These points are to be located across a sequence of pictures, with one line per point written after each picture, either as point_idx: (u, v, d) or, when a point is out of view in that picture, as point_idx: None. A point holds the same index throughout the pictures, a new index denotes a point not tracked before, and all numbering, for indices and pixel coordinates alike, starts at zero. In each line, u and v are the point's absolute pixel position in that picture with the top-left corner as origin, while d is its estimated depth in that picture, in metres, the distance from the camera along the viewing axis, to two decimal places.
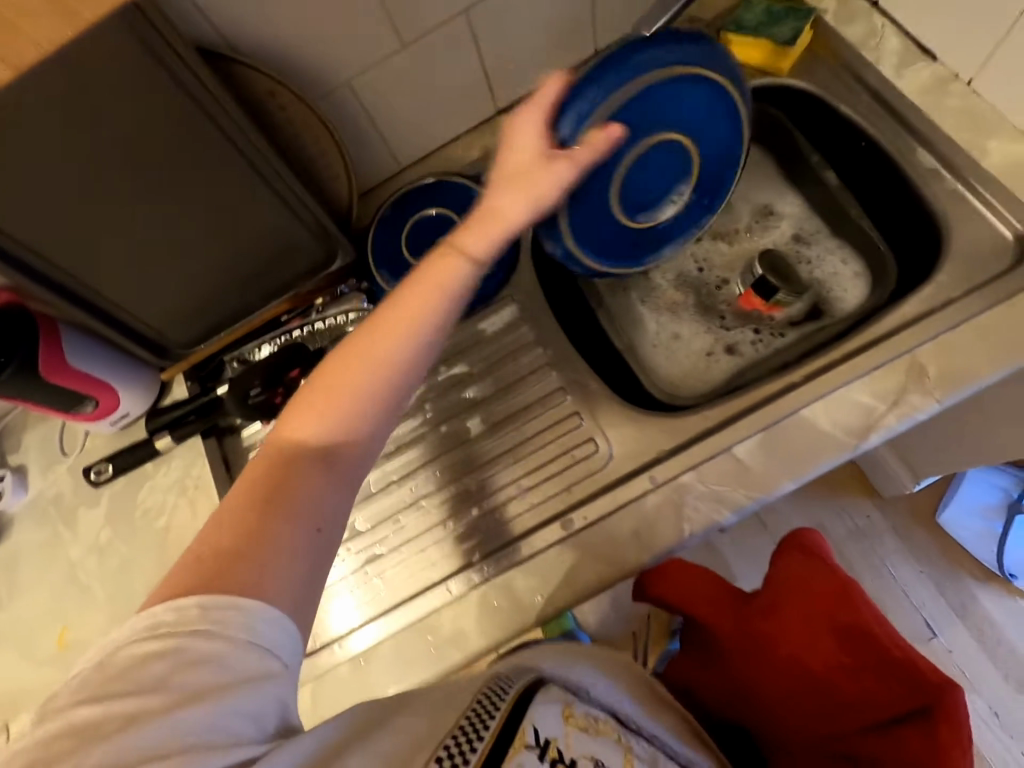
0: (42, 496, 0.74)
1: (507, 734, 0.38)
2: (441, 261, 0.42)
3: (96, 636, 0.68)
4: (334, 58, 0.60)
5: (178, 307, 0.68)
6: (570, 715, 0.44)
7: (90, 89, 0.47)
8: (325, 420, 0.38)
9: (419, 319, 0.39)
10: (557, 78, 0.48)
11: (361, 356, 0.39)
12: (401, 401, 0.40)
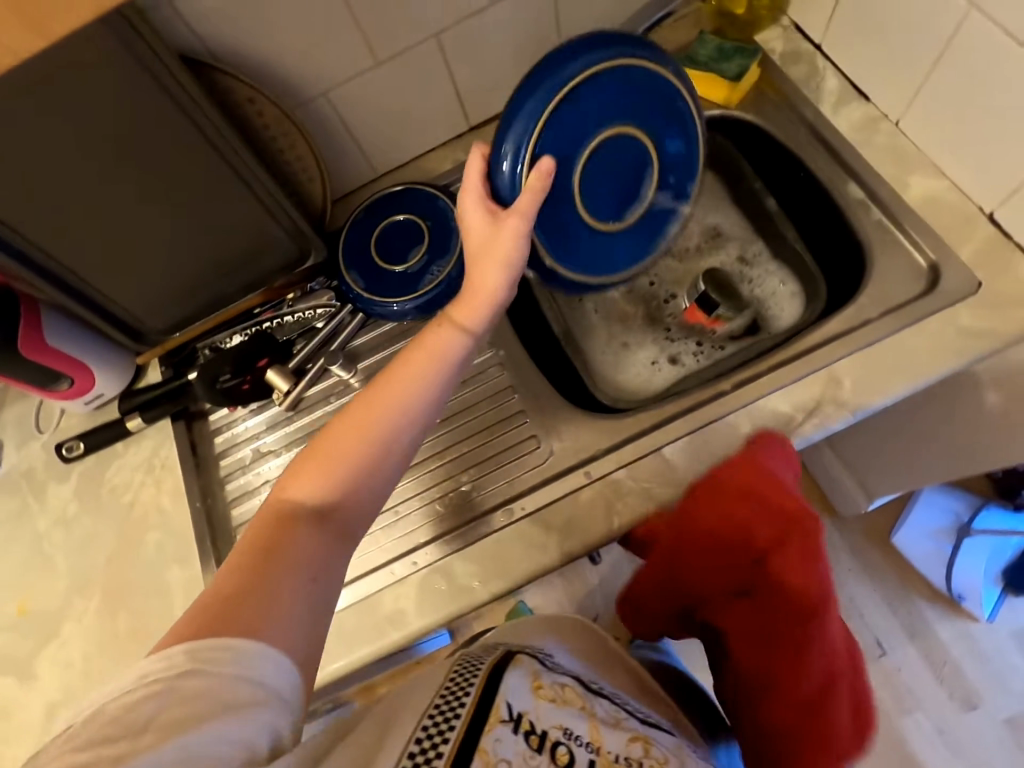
0: (15, 470, 0.77)
1: (479, 713, 0.41)
2: (427, 339, 0.51)
3: (54, 606, 0.70)
4: (315, 71, 0.65)
5: (158, 295, 0.72)
6: (540, 686, 0.46)
7: (77, 86, 0.52)
8: (321, 480, 0.46)
9: (410, 385, 0.49)
10: (477, 154, 0.53)
11: (355, 424, 0.47)
12: (387, 459, 0.47)
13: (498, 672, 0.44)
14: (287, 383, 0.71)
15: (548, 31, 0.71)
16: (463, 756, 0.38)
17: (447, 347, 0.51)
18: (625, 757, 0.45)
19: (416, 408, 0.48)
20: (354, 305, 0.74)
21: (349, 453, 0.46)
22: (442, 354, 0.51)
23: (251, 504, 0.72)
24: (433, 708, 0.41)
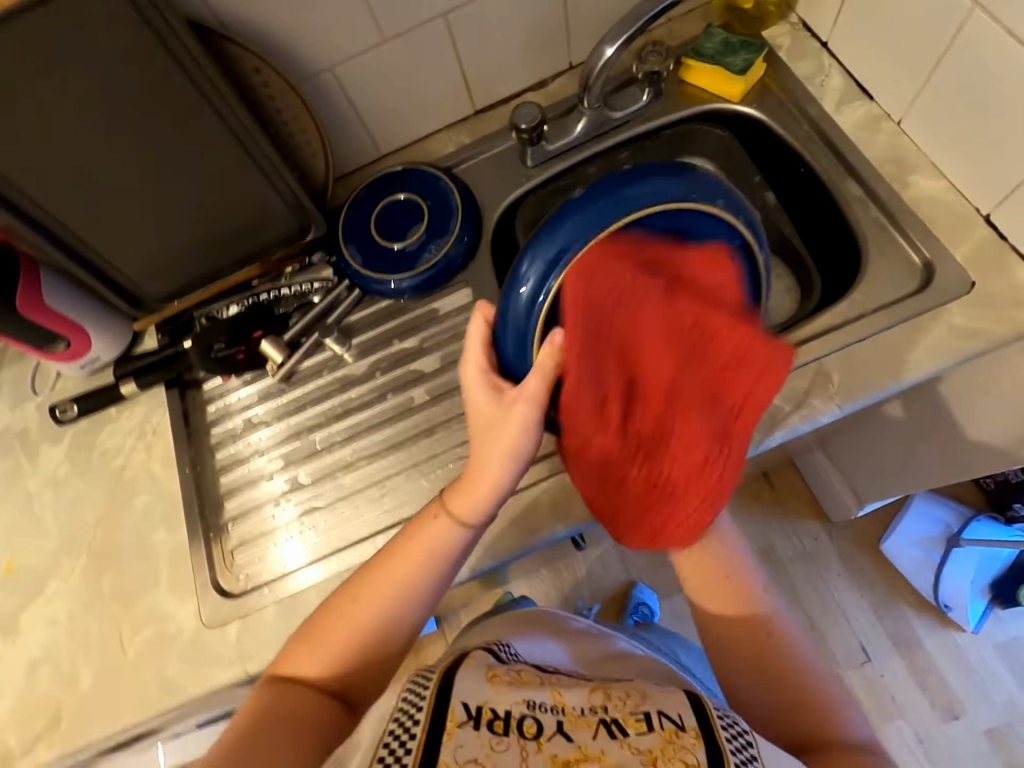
0: (9, 430, 0.78)
1: (438, 718, 0.42)
2: (432, 521, 0.53)
3: (41, 565, 0.71)
4: (323, 45, 0.65)
5: (156, 261, 0.73)
6: (494, 675, 0.47)
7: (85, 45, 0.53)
8: (318, 658, 0.50)
9: (403, 573, 0.52)
10: (478, 316, 0.54)
11: (357, 596, 0.52)
12: (385, 630, 0.51)
13: (452, 678, 0.46)
14: (281, 355, 0.72)
15: (556, 17, 0.72)
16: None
17: (441, 534, 0.52)
18: (590, 707, 0.44)
19: (416, 595, 0.51)
20: (352, 280, 0.74)
21: (347, 635, 0.50)
22: (432, 546, 0.52)
23: (239, 473, 0.72)
24: (392, 731, 0.42)
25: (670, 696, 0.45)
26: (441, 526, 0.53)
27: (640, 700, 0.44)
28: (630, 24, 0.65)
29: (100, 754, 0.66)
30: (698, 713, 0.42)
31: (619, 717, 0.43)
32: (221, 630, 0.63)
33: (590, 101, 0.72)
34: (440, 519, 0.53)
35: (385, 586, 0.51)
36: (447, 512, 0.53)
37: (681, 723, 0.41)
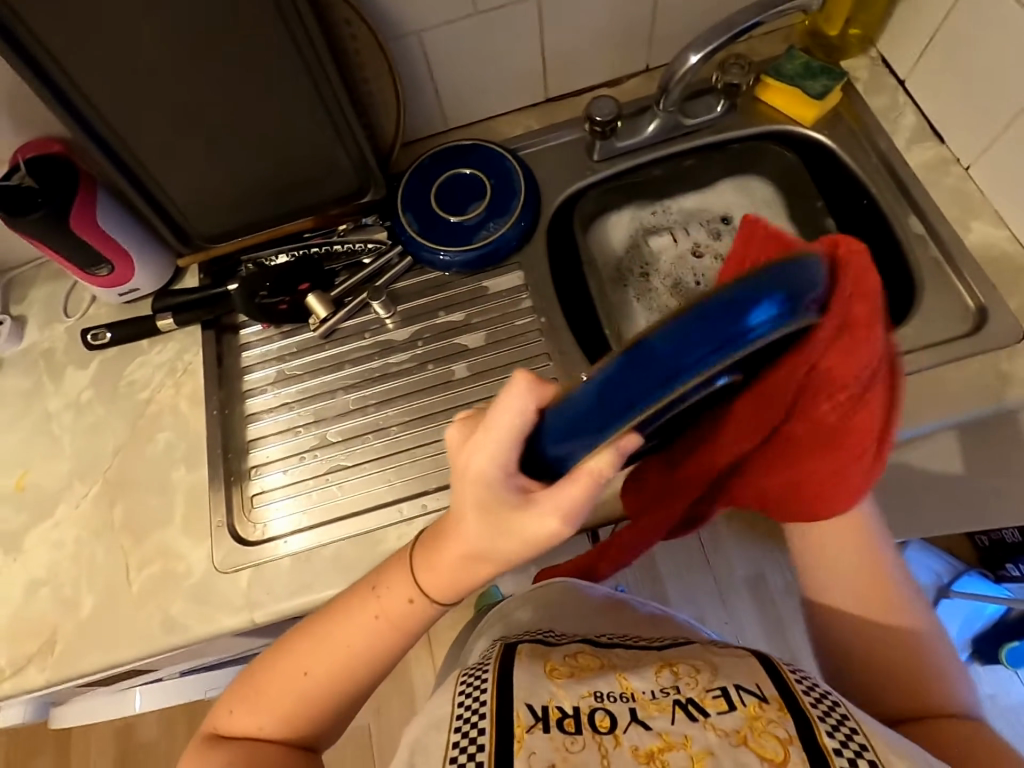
0: (34, 348, 0.77)
1: (504, 725, 0.43)
2: (391, 585, 0.50)
3: (52, 486, 0.70)
4: (415, 7, 0.65)
5: (212, 200, 0.71)
6: (553, 669, 0.48)
7: None
8: (263, 719, 0.49)
9: (356, 636, 0.50)
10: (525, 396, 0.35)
11: (304, 658, 0.50)
12: (325, 694, 0.50)
13: (509, 673, 0.48)
14: (325, 311, 0.72)
15: (644, 16, 0.72)
16: (503, 755, 0.41)
17: (410, 608, 0.50)
18: (661, 689, 0.45)
19: (360, 658, 0.50)
20: (405, 247, 0.74)
21: (297, 695, 0.49)
22: (396, 615, 0.50)
23: (267, 423, 0.71)
24: (456, 728, 0.44)
25: (742, 668, 0.47)
26: (402, 595, 0.50)
27: (712, 676, 0.46)
28: (721, 32, 0.65)
29: (88, 685, 0.65)
30: (776, 681, 0.45)
31: (694, 697, 0.44)
32: (233, 576, 0.63)
33: (667, 103, 0.72)
34: (414, 603, 0.49)
35: (336, 653, 0.50)
36: (415, 589, 0.49)
37: (762, 693, 0.44)
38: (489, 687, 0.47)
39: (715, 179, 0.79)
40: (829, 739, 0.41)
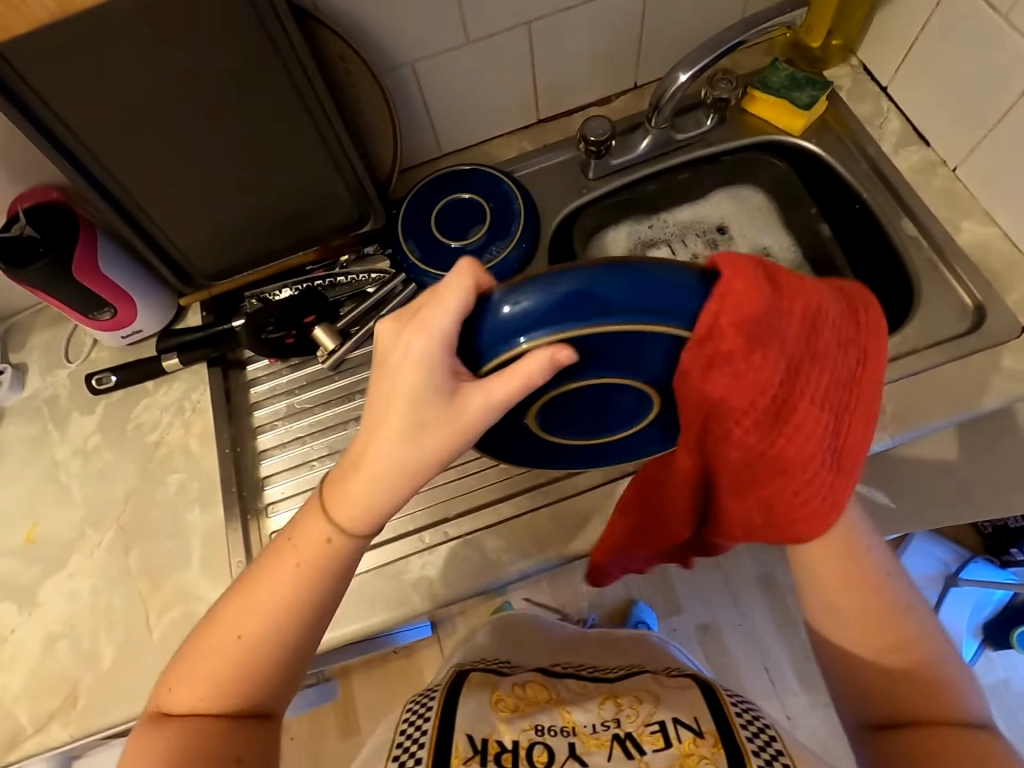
0: (37, 396, 0.76)
1: (442, 749, 0.46)
2: (308, 528, 0.44)
3: (64, 536, 0.69)
4: (407, 38, 0.66)
5: (213, 239, 0.71)
6: (498, 701, 0.51)
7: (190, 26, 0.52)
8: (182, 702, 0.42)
9: (278, 587, 0.43)
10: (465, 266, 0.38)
11: (223, 625, 0.43)
12: (257, 659, 0.43)
13: (459, 704, 0.50)
14: (334, 343, 0.71)
15: (631, 37, 0.73)
16: (440, 757, 0.45)
17: (330, 552, 0.43)
18: (601, 723, 0.49)
19: (293, 615, 0.43)
20: (408, 274, 0.74)
21: (234, 665, 0.43)
22: (314, 565, 0.43)
23: (282, 458, 0.71)
24: (399, 743, 0.48)
25: (683, 697, 0.50)
26: (320, 538, 0.43)
27: (652, 709, 0.49)
28: (707, 51, 0.66)
29: (110, 739, 0.64)
30: (713, 713, 0.48)
31: (633, 732, 0.48)
32: None
33: (659, 120, 0.73)
34: (327, 539, 0.43)
35: (259, 610, 0.43)
36: (328, 521, 0.43)
37: (698, 728, 0.47)
38: (435, 713, 0.50)
39: (707, 190, 0.80)
40: (747, 744, 0.45)
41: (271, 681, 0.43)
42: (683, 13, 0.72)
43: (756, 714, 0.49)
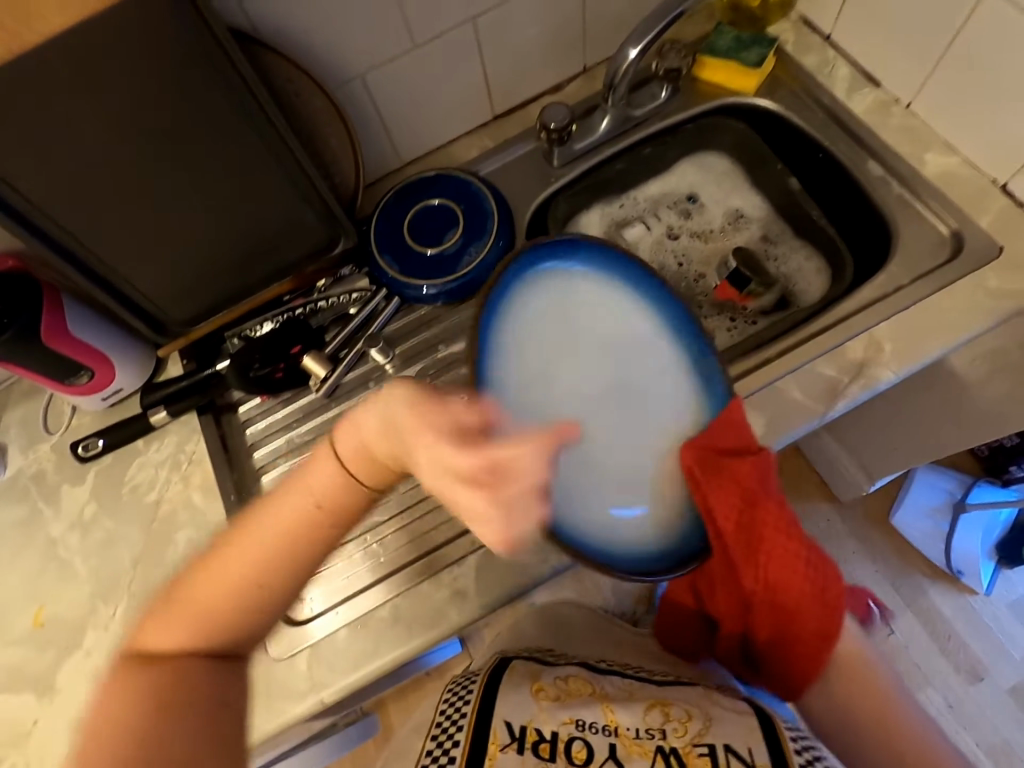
0: (22, 474, 0.72)
1: (479, 742, 0.45)
2: (320, 469, 0.46)
3: (75, 614, 0.66)
4: (354, 52, 0.65)
5: (186, 284, 0.68)
6: (540, 690, 0.50)
7: (133, 70, 0.49)
8: (172, 637, 0.45)
9: (281, 520, 0.45)
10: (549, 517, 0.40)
11: (237, 573, 0.45)
12: (263, 605, 0.46)
13: (501, 690, 0.50)
14: (324, 370, 0.69)
15: (574, 20, 0.73)
16: (475, 755, 0.45)
17: (341, 498, 0.45)
18: (646, 729, 0.47)
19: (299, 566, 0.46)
20: (389, 289, 0.73)
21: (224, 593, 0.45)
22: (325, 506, 0.45)
23: None
24: (432, 740, 0.47)
25: (739, 724, 0.47)
26: (326, 481, 0.45)
27: (703, 730, 0.47)
28: (655, 23, 0.66)
29: None
30: (771, 751, 0.45)
31: (679, 748, 0.46)
32: (290, 662, 0.61)
33: (616, 99, 0.73)
34: (342, 480, 0.45)
35: (251, 551, 0.45)
36: (337, 460, 0.46)
37: (749, 759, 0.44)
38: (474, 700, 0.49)
39: (672, 161, 0.81)
40: (793, 750, 0.45)
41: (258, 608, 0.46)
42: None
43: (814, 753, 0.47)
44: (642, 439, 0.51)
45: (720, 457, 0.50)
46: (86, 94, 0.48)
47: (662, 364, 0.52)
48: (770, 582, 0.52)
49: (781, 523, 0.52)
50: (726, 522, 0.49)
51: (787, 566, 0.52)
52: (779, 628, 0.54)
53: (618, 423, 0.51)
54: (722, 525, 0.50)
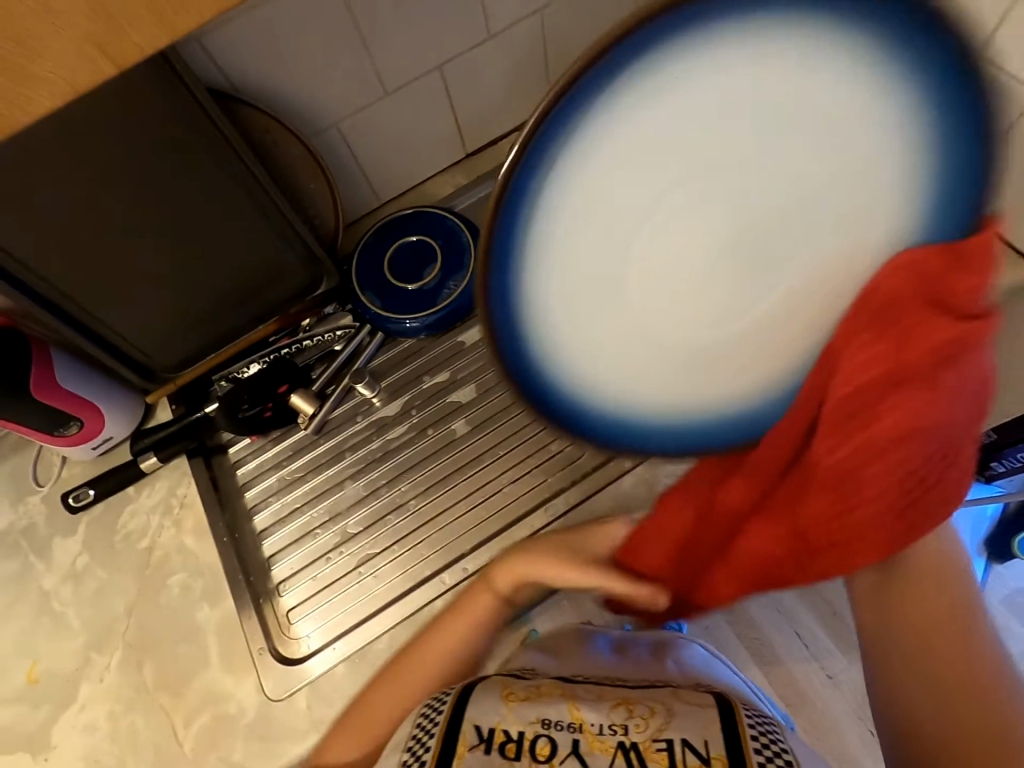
0: (12, 529, 0.72)
1: (450, 741, 0.46)
2: (477, 596, 0.57)
3: (69, 667, 0.66)
4: (328, 102, 0.68)
5: (173, 332, 0.70)
6: (509, 694, 0.50)
7: (116, 133, 0.51)
8: (354, 747, 0.54)
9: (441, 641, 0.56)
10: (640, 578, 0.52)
11: (404, 685, 0.55)
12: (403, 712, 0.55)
13: (471, 698, 0.50)
14: (312, 406, 0.71)
15: (536, 62, 0.76)
16: (443, 758, 0.45)
17: (489, 608, 0.56)
18: (610, 726, 0.47)
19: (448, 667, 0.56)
20: (372, 325, 0.75)
21: (433, 672, 0.55)
22: (479, 621, 0.56)
23: (283, 534, 0.70)
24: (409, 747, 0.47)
25: (699, 715, 0.47)
26: (484, 599, 0.57)
27: (664, 724, 0.46)
28: None
29: None
30: (727, 740, 0.44)
31: (639, 744, 0.45)
32: (290, 701, 0.63)
33: None
34: (489, 594, 0.57)
35: (428, 660, 0.56)
36: (492, 589, 0.57)
37: (706, 754, 0.44)
38: (446, 709, 0.49)
39: None
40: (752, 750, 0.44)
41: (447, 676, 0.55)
42: (580, 34, 0.76)
43: (775, 736, 0.46)
44: (759, 309, 0.38)
45: (914, 302, 0.35)
46: (72, 158, 0.50)
47: (865, 160, 0.33)
48: (838, 477, 0.39)
49: (912, 413, 0.37)
50: (849, 383, 0.37)
51: (880, 485, 0.38)
52: (800, 550, 0.43)
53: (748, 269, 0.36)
54: (836, 387, 0.38)
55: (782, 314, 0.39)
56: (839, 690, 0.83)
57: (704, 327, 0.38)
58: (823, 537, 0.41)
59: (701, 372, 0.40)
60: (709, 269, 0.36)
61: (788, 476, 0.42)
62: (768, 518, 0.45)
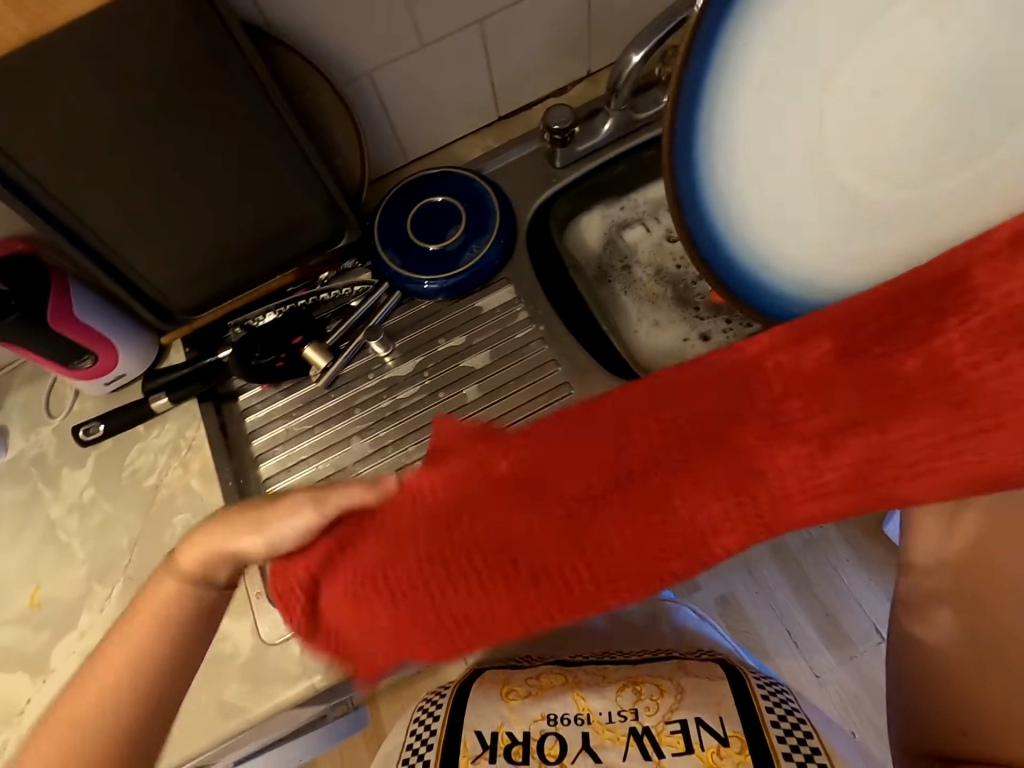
0: (23, 457, 0.73)
1: (452, 746, 0.45)
2: (158, 587, 0.47)
3: (70, 595, 0.67)
4: (363, 50, 0.66)
5: (192, 272, 0.69)
6: (509, 691, 0.50)
7: (139, 57, 0.49)
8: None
9: (133, 640, 0.46)
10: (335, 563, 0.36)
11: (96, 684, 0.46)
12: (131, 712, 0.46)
13: (470, 698, 0.49)
14: (325, 360, 0.71)
15: (580, 26, 0.74)
16: (448, 756, 0.45)
17: (174, 601, 0.46)
18: (619, 714, 0.47)
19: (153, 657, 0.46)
20: (391, 283, 0.74)
21: (117, 684, 0.45)
22: (160, 615, 0.46)
23: (287, 484, 0.70)
24: (412, 739, 0.48)
25: (709, 693, 0.47)
26: (167, 590, 0.47)
27: (675, 704, 0.46)
28: (654, 31, 0.61)
29: None
30: (742, 713, 0.45)
31: (652, 728, 0.45)
32: (283, 646, 0.63)
33: (618, 103, 0.72)
34: (175, 583, 0.47)
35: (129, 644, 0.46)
36: (175, 577, 0.47)
37: (723, 733, 0.43)
38: (445, 707, 0.49)
39: None
40: (774, 737, 0.43)
41: (132, 712, 0.45)
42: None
43: (789, 706, 0.46)
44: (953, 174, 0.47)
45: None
46: (98, 83, 0.49)
47: None
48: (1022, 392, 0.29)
49: None
50: (1022, 288, 0.30)
51: None
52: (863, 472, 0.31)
53: (909, 125, 0.47)
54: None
55: (919, 206, 0.49)
56: (826, 689, 0.91)
57: (869, 183, 0.50)
58: (898, 467, 0.31)
59: (864, 222, 0.51)
60: (873, 127, 0.48)
61: (875, 354, 0.31)
62: (821, 419, 0.31)
